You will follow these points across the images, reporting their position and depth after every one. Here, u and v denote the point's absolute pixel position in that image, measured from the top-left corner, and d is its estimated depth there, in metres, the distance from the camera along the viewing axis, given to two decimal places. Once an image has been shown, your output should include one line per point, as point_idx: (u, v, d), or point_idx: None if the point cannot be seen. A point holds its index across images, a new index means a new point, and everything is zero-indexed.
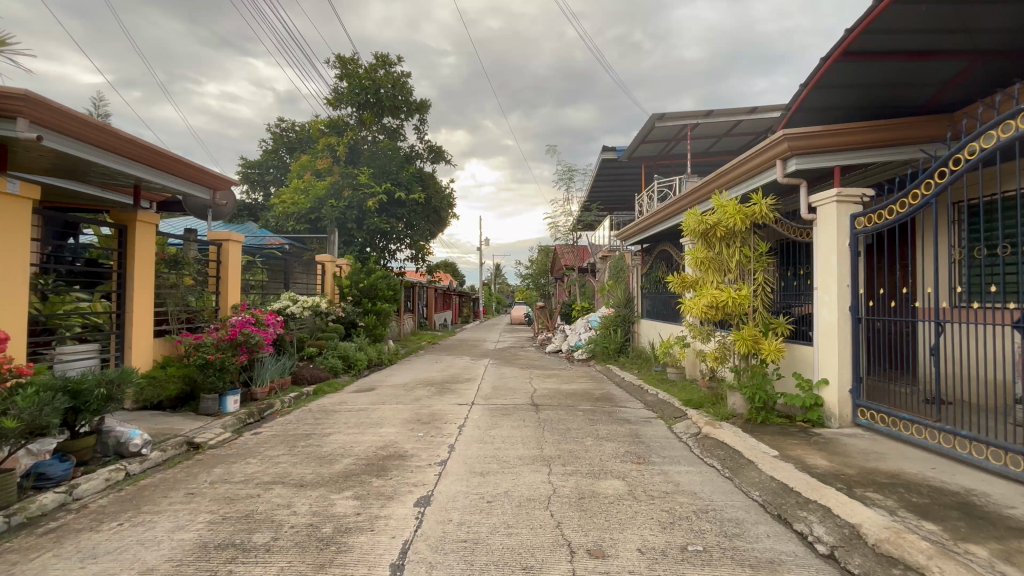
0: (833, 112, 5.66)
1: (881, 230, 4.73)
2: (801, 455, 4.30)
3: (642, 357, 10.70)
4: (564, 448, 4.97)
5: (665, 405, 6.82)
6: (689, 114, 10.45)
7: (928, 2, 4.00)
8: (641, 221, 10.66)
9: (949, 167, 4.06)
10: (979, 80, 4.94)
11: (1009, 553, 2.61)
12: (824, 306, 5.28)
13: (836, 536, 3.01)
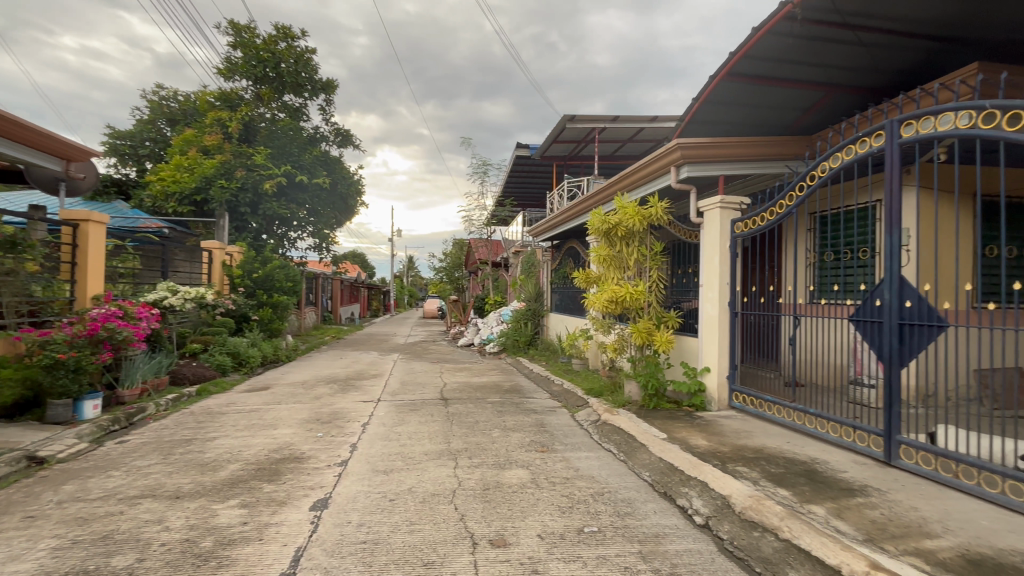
0: (717, 126, 6.23)
1: (754, 235, 5.34)
2: (685, 437, 4.75)
3: (550, 349, 11.09)
4: (471, 441, 5.00)
5: (569, 394, 7.15)
6: (598, 118, 10.96)
7: (794, 36, 4.52)
8: (554, 219, 10.87)
9: (806, 182, 4.67)
10: (830, 108, 5.75)
11: (840, 510, 3.10)
12: (708, 301, 5.87)
13: (711, 507, 3.38)
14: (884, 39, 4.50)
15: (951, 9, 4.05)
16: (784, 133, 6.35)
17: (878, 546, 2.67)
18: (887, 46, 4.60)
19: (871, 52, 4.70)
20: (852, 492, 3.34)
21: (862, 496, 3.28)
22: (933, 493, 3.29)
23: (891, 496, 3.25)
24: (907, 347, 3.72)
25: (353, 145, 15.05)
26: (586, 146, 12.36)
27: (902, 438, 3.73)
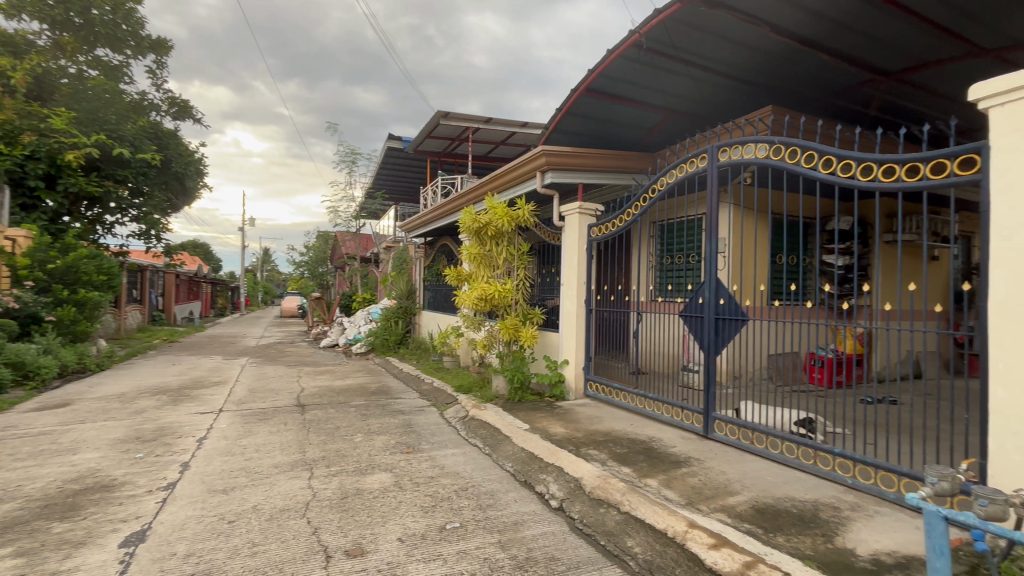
0: (578, 137, 6.71)
1: (607, 239, 5.89)
2: (545, 426, 5.05)
3: (421, 347, 10.92)
4: (330, 448, 4.67)
5: (438, 392, 7.12)
6: (472, 118, 11.05)
7: (640, 64, 5.07)
8: (426, 215, 10.70)
9: (649, 195, 5.29)
10: (669, 130, 6.60)
11: (668, 480, 3.58)
12: (567, 299, 6.34)
13: (565, 490, 3.64)
14: (709, 76, 5.29)
15: (755, 59, 4.94)
16: (634, 148, 7.12)
17: (695, 507, 3.14)
18: (710, 82, 5.43)
19: (699, 85, 5.50)
20: (678, 464, 3.88)
21: (686, 466, 3.83)
22: (735, 458, 3.99)
23: (706, 464, 3.86)
24: (721, 337, 4.44)
25: (192, 118, 12.99)
26: (460, 144, 12.39)
27: (716, 414, 4.44)
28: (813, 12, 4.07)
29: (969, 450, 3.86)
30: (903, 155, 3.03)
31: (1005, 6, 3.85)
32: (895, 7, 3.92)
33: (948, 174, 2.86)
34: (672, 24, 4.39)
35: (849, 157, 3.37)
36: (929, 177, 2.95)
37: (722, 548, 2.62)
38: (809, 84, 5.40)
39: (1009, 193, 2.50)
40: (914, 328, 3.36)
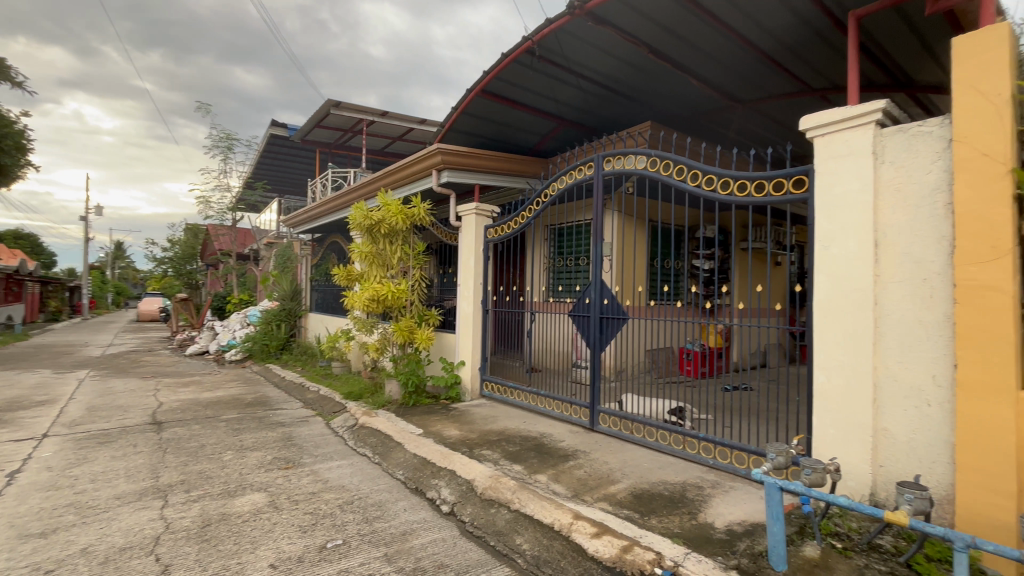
0: (473, 138, 6.73)
1: (502, 240, 5.96)
2: (439, 429, 4.95)
3: (308, 352, 10.13)
4: (192, 471, 4.11)
5: (325, 400, 6.64)
6: (366, 110, 10.53)
7: (533, 71, 5.20)
8: (313, 209, 9.93)
9: (542, 198, 5.44)
10: (561, 137, 6.91)
11: (557, 474, 3.71)
12: (464, 299, 6.31)
13: (456, 494, 3.59)
14: (595, 88, 5.63)
15: (635, 76, 5.36)
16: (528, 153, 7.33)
17: (580, 498, 3.29)
18: (596, 94, 5.78)
19: (586, 97, 5.83)
20: (566, 457, 4.04)
21: (573, 459, 4.00)
22: (617, 448, 4.26)
23: (592, 455, 4.07)
24: (605, 335, 4.73)
25: (8, 81, 10.65)
26: (353, 136, 11.74)
27: (601, 408, 4.71)
28: (683, 39, 4.52)
29: (801, 427, 4.55)
30: (752, 173, 3.47)
31: (826, 55, 4.62)
32: (747, 45, 4.50)
33: (785, 192, 3.33)
34: (563, 35, 4.57)
35: (711, 173, 3.78)
36: (771, 194, 3.42)
37: (603, 535, 2.76)
38: (680, 104, 6.01)
39: (828, 209, 2.98)
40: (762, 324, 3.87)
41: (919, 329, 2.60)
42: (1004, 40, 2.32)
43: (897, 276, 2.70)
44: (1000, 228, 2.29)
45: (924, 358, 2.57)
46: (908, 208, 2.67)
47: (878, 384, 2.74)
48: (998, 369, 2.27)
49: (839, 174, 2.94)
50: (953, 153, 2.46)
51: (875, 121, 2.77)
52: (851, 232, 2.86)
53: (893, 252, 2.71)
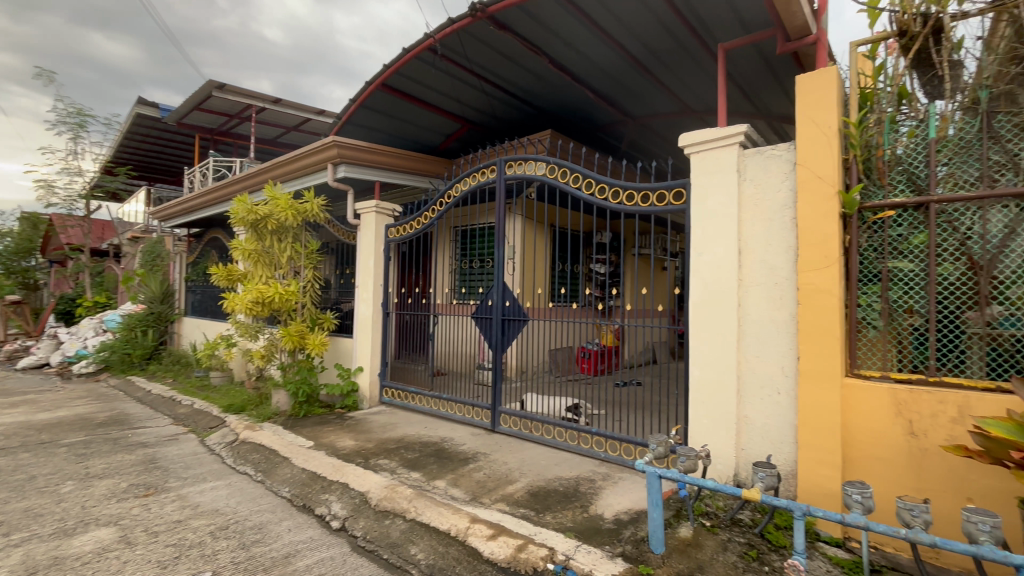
0: (372, 132, 6.47)
1: (404, 241, 5.80)
2: (332, 441, 4.65)
3: (181, 362, 8.98)
4: (16, 509, 3.40)
5: (200, 415, 5.92)
6: (256, 95, 9.64)
7: (436, 69, 5.12)
8: (189, 201, 8.85)
9: (445, 199, 5.36)
10: (464, 138, 6.90)
11: (456, 478, 3.66)
12: (362, 302, 6.02)
13: (349, 508, 3.39)
14: (498, 93, 5.71)
15: (537, 84, 5.54)
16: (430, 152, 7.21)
17: (478, 501, 3.28)
18: (499, 99, 5.87)
19: (490, 101, 5.89)
20: (466, 461, 4.02)
21: (473, 462, 3.98)
22: (517, 448, 4.33)
23: (492, 457, 4.09)
24: (506, 337, 4.78)
25: None
26: (240, 122, 10.68)
27: (502, 409, 4.75)
28: (579, 53, 4.76)
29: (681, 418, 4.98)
30: (639, 184, 3.73)
31: (702, 81, 5.16)
32: (636, 63, 4.86)
33: (667, 203, 3.63)
34: (466, 36, 4.55)
35: (604, 182, 3.99)
36: (655, 204, 3.70)
37: (499, 536, 2.78)
38: (577, 114, 6.33)
39: (701, 219, 3.29)
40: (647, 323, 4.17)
41: (772, 327, 2.97)
42: (834, 81, 2.74)
43: (755, 280, 3.06)
44: (831, 240, 2.69)
45: (776, 351, 2.95)
46: (765, 220, 3.04)
47: (741, 377, 3.07)
48: (829, 360, 2.67)
49: (710, 188, 3.26)
50: (797, 175, 2.85)
51: (738, 143, 3.12)
52: (719, 242, 3.19)
53: (752, 260, 3.07)
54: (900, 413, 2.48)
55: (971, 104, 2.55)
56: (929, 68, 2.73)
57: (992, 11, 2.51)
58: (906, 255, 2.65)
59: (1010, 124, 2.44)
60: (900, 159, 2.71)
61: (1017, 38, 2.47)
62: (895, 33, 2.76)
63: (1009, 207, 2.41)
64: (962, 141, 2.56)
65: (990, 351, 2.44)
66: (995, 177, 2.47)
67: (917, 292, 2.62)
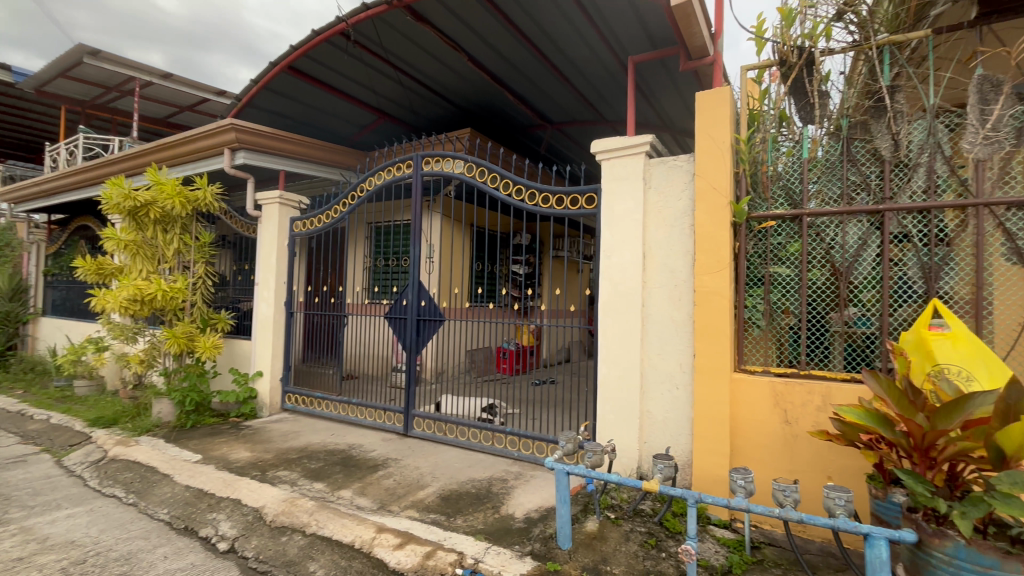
0: (276, 117, 5.98)
1: (311, 235, 5.44)
2: (224, 453, 4.22)
3: (36, 370, 7.67)
4: None
5: (58, 431, 5.08)
6: (140, 67, 8.52)
7: (348, 56, 4.86)
8: (49, 181, 7.59)
9: (357, 192, 5.08)
10: (377, 128, 6.62)
11: (363, 487, 3.48)
12: (263, 300, 5.55)
13: (239, 527, 3.08)
14: (416, 86, 5.57)
15: (456, 81, 5.47)
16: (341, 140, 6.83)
17: (386, 509, 3.13)
18: (416, 92, 5.72)
19: (407, 93, 5.72)
20: (375, 468, 3.83)
21: (383, 469, 3.81)
22: (430, 451, 4.22)
23: (403, 462, 3.94)
24: (421, 338, 4.65)
25: None
26: (119, 96, 9.39)
27: (416, 412, 4.61)
28: (498, 53, 4.79)
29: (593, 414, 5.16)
30: (553, 187, 3.81)
31: (614, 91, 5.43)
32: (553, 68, 4.97)
33: (579, 207, 3.75)
34: (381, 24, 4.36)
35: (520, 183, 4.02)
36: (568, 207, 3.80)
37: (406, 545, 2.67)
38: (496, 114, 6.36)
39: (611, 224, 3.42)
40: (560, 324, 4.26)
41: (672, 327, 3.17)
42: (726, 101, 2.99)
43: (658, 283, 3.24)
44: (722, 247, 2.93)
45: (675, 349, 3.15)
46: (667, 227, 3.24)
47: (644, 373, 3.24)
48: (719, 356, 2.90)
49: (619, 195, 3.40)
50: (695, 185, 3.06)
51: (644, 152, 3.29)
52: (627, 245, 3.34)
53: (655, 263, 3.26)
54: (777, 403, 2.76)
55: (835, 130, 2.91)
56: (803, 96, 3.07)
57: (851, 50, 2.88)
58: (784, 262, 2.96)
59: (864, 148, 2.81)
60: (779, 175, 3.02)
61: (869, 76, 2.87)
62: (777, 62, 3.08)
63: (863, 222, 2.78)
64: (828, 162, 2.91)
65: (847, 347, 2.80)
66: (853, 195, 2.83)
67: (791, 295, 2.93)
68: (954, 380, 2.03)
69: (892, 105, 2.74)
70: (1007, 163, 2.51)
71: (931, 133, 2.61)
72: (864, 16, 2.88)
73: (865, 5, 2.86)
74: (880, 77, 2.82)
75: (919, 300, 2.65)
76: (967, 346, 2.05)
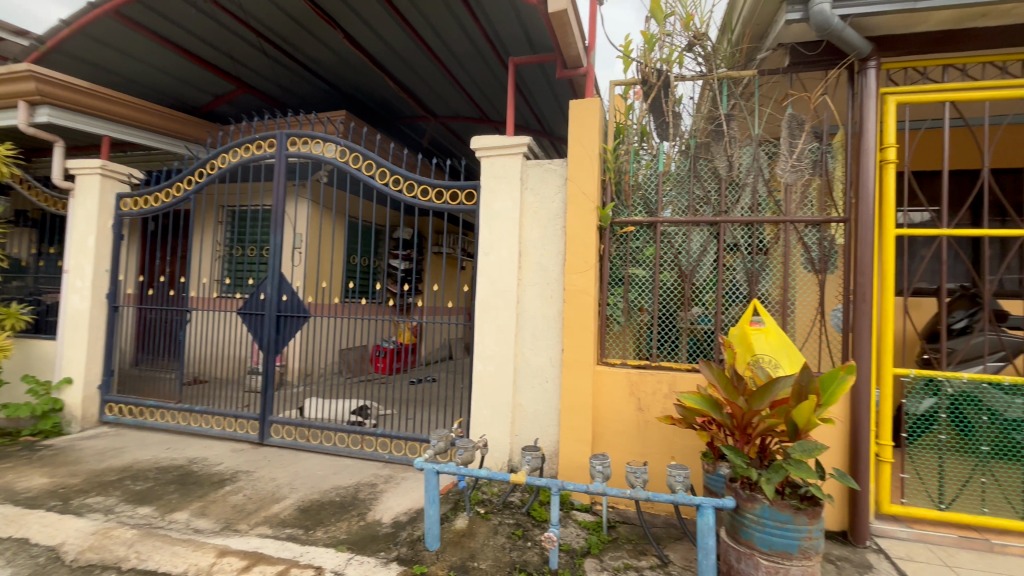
0: (90, 67, 4.87)
1: (144, 216, 4.61)
2: (9, 482, 3.36)
3: None
4: None
5: None
6: None
7: (198, 12, 4.19)
8: None
9: (207, 170, 4.42)
10: (232, 97, 5.84)
11: (204, 507, 3.03)
12: (74, 292, 4.56)
13: (25, 572, 2.46)
14: (281, 57, 5.02)
15: (329, 58, 5.06)
16: (183, 104, 5.90)
17: (231, 529, 2.76)
18: (283, 64, 5.17)
19: (270, 63, 5.13)
20: (220, 484, 3.37)
21: (230, 484, 3.36)
22: (290, 460, 3.84)
23: (255, 475, 3.52)
24: (282, 336, 4.21)
25: None
26: None
27: (274, 418, 4.15)
28: (379, 36, 4.55)
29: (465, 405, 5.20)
30: (433, 180, 3.72)
31: (495, 90, 5.51)
32: (436, 59, 4.87)
33: (459, 202, 3.70)
34: None
35: (398, 173, 3.83)
36: (448, 202, 3.74)
37: (254, 567, 2.38)
38: (375, 99, 6.05)
39: (489, 221, 3.43)
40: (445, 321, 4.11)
41: (544, 323, 3.29)
42: (596, 111, 3.19)
43: (532, 281, 3.35)
44: (589, 248, 3.12)
45: (546, 345, 3.27)
46: (541, 227, 3.35)
47: (517, 368, 3.32)
48: (585, 351, 3.08)
49: (497, 192, 3.42)
50: (567, 189, 3.22)
51: (522, 153, 3.37)
52: (503, 243, 3.38)
53: (530, 262, 3.36)
54: (633, 393, 3.02)
55: (685, 148, 3.27)
56: (660, 115, 3.41)
57: (700, 78, 3.28)
58: (641, 264, 3.26)
59: (707, 166, 3.19)
60: (639, 185, 3.31)
61: (712, 104, 3.30)
62: (640, 81, 3.39)
63: (705, 231, 3.15)
64: (679, 175, 3.25)
65: (690, 341, 3.16)
66: (697, 208, 3.20)
67: (646, 294, 3.24)
68: (766, 367, 2.39)
69: (727, 131, 3.17)
70: (807, 189, 3.04)
71: (755, 158, 3.07)
72: (709, 50, 3.33)
73: (710, 41, 3.31)
74: (720, 106, 3.25)
75: (744, 300, 3.09)
76: (777, 339, 2.45)
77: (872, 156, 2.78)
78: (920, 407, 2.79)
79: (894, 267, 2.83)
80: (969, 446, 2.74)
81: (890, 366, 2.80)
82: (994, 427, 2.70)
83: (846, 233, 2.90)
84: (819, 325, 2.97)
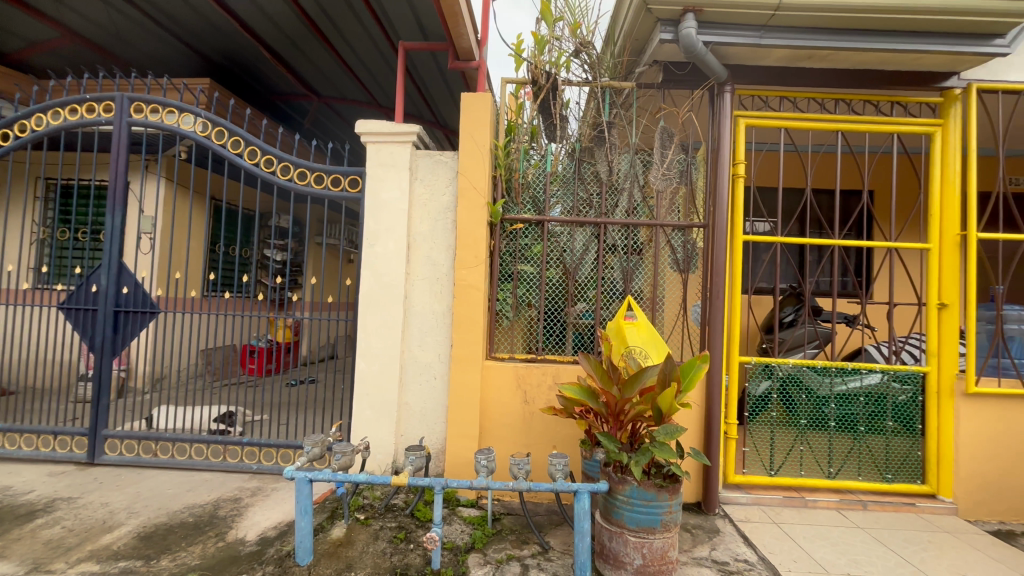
0: None
1: None
2: None
3: None
4: None
5: None
6: None
7: None
8: None
9: (14, 131, 3.60)
10: (55, 46, 4.84)
11: (4, 547, 2.45)
12: None
13: None
14: (127, 8, 4.27)
15: (192, 18, 4.43)
16: None
17: (43, 571, 2.27)
18: (128, 16, 4.39)
19: (110, 12, 4.32)
20: (28, 517, 2.75)
21: (44, 516, 2.77)
22: (129, 480, 3.28)
23: (80, 501, 2.95)
24: (121, 336, 3.57)
25: None
26: None
27: (108, 432, 3.50)
28: (262, 11, 4.17)
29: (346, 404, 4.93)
30: (312, 163, 3.41)
31: (385, 74, 5.28)
32: (322, 38, 4.54)
33: (342, 189, 3.43)
34: None
35: (271, 153, 3.46)
36: (329, 188, 3.45)
37: None
38: (248, 70, 5.43)
39: (374, 211, 3.25)
40: (331, 317, 3.64)
41: (433, 318, 3.22)
42: (487, 107, 3.18)
43: (420, 275, 3.25)
44: (480, 244, 3.10)
45: (434, 341, 3.20)
46: (431, 220, 3.27)
47: (403, 365, 3.20)
48: (473, 346, 3.06)
49: (384, 181, 3.25)
50: (458, 183, 3.17)
51: (411, 142, 3.24)
52: (390, 236, 3.22)
53: (418, 255, 3.26)
54: (520, 387, 3.09)
55: (571, 150, 3.41)
56: (548, 116, 3.50)
57: (585, 84, 3.44)
58: (529, 261, 3.34)
59: (590, 170, 3.37)
60: (528, 183, 3.39)
61: (596, 112, 3.49)
62: (530, 81, 3.44)
63: (587, 231, 3.33)
64: (565, 176, 3.38)
65: (575, 335, 3.34)
66: (582, 209, 3.36)
67: (533, 290, 3.33)
68: (638, 358, 2.59)
69: (609, 138, 3.37)
70: (674, 196, 3.36)
71: (632, 166, 3.32)
72: (593, 58, 3.52)
73: (594, 50, 3.52)
74: (602, 113, 3.45)
75: (620, 296, 3.32)
76: (647, 332, 2.66)
77: (726, 170, 3.16)
78: (758, 389, 3.25)
79: (741, 269, 3.25)
80: (793, 420, 3.24)
81: (736, 354, 3.22)
82: (810, 403, 3.24)
83: (704, 237, 3.25)
84: (682, 319, 3.31)
